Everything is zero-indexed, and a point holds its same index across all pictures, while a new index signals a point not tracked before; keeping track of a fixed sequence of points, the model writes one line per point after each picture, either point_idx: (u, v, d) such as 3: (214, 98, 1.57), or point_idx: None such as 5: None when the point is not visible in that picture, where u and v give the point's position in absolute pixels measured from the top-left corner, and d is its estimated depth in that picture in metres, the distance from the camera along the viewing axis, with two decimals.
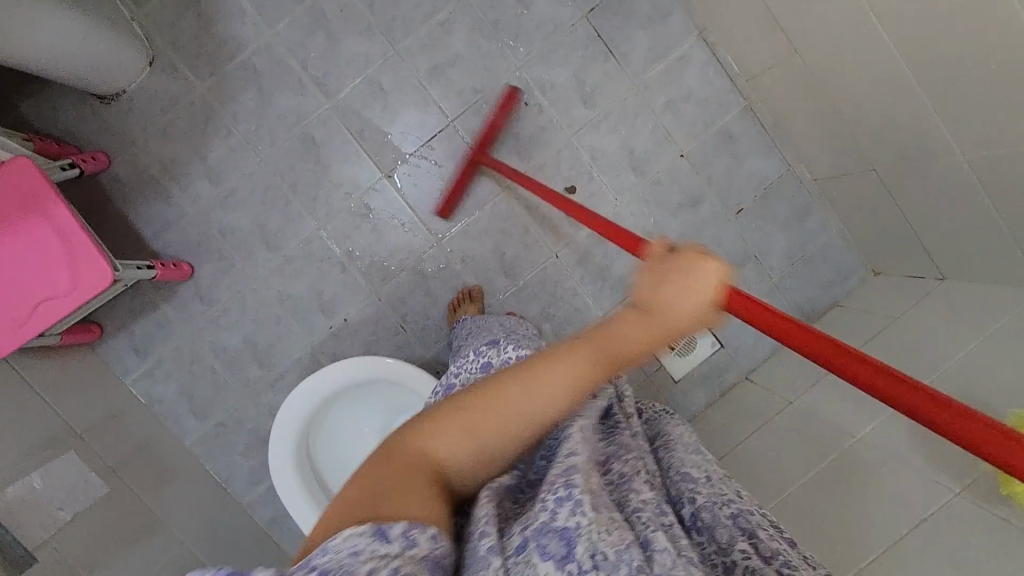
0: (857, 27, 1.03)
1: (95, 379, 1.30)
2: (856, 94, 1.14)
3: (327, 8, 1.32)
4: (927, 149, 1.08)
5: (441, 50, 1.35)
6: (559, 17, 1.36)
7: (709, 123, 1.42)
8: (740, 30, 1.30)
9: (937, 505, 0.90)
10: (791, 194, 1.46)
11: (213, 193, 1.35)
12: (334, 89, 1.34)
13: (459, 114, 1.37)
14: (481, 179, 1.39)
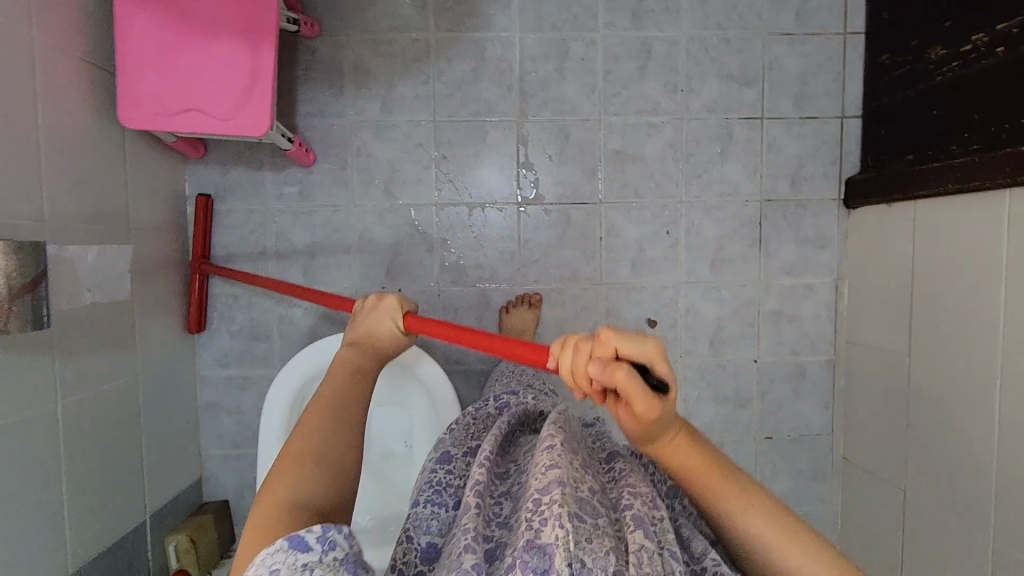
0: (979, 380, 1.09)
1: (169, 188, 1.30)
2: (937, 427, 1.19)
3: (573, 47, 1.39)
4: (968, 516, 1.12)
5: (635, 143, 1.41)
6: (741, 187, 1.43)
7: (796, 353, 1.47)
8: (876, 305, 1.37)
9: None
10: (819, 454, 1.50)
11: (377, 116, 1.38)
12: (531, 110, 1.40)
13: (611, 200, 1.42)
14: (589, 262, 1.43)
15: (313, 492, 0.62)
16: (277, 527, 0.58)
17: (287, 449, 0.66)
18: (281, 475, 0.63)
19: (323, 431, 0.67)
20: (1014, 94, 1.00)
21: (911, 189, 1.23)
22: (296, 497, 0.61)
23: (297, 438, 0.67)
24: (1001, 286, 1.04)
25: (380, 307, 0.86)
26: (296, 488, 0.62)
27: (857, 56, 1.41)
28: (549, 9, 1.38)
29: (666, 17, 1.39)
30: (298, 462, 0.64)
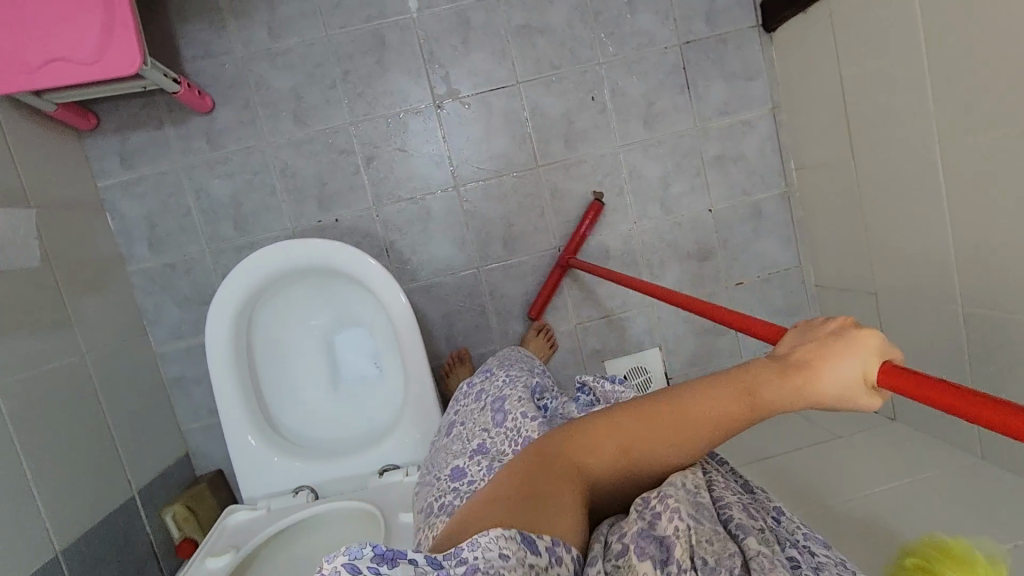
0: (917, 156, 1.07)
1: (69, 165, 1.24)
2: (889, 220, 1.18)
3: None
4: (930, 296, 1.12)
5: (538, 13, 1.36)
6: (656, 35, 1.39)
7: (747, 192, 1.45)
8: (813, 121, 1.34)
9: None
10: (790, 289, 1.50)
11: (266, 44, 1.31)
12: (425, 2, 1.33)
13: (528, 79, 1.37)
14: (521, 147, 1.39)
15: (566, 512, 0.54)
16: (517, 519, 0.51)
17: (571, 452, 0.59)
18: (535, 475, 0.57)
19: (608, 443, 0.59)
20: None
21: None
22: (533, 487, 0.56)
23: (585, 448, 0.59)
24: (920, 51, 1.01)
25: (816, 340, 0.53)
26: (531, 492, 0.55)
27: None
28: None
29: None
30: (544, 465, 0.58)
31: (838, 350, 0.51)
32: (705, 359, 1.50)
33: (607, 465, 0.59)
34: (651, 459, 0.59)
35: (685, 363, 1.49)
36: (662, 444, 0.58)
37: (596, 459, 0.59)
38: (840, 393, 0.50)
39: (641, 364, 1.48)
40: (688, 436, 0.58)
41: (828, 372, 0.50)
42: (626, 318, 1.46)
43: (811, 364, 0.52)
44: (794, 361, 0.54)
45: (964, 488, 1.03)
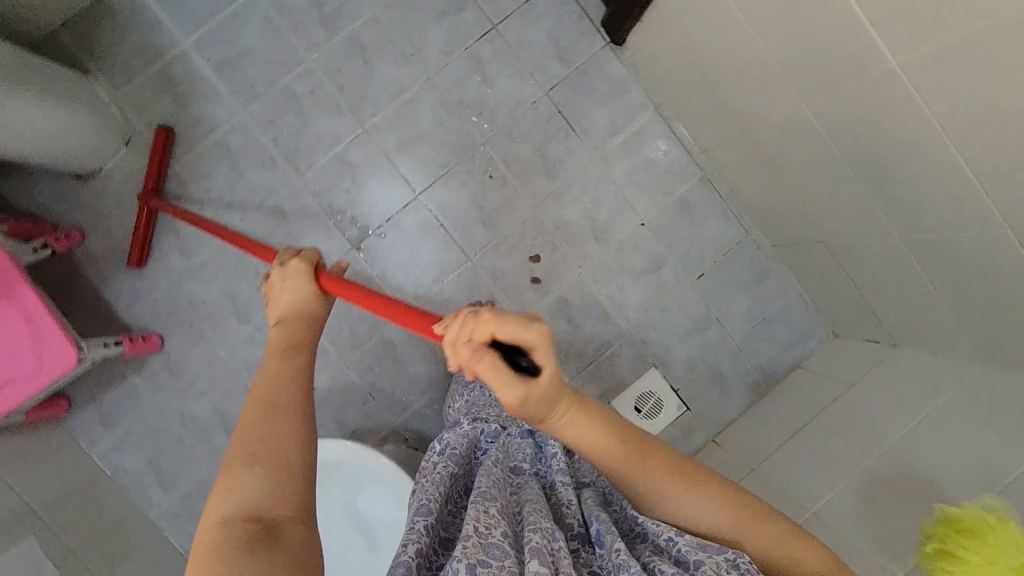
0: (791, 118, 1.10)
1: (61, 453, 1.30)
2: (800, 174, 1.20)
3: (298, 89, 1.38)
4: (868, 231, 1.14)
5: (408, 126, 1.41)
6: (520, 95, 1.43)
7: (669, 192, 1.48)
8: (694, 107, 1.37)
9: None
10: (750, 258, 1.51)
11: (184, 265, 1.38)
12: (305, 164, 1.39)
13: (426, 186, 1.42)
14: (447, 248, 1.44)
15: (254, 485, 0.56)
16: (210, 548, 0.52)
17: (250, 426, 0.60)
18: (237, 461, 0.58)
19: (283, 403, 0.62)
20: None
21: None
22: (248, 493, 0.56)
23: (261, 423, 0.60)
24: (749, 32, 1.05)
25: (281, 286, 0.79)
26: (247, 483, 0.56)
27: None
28: (253, 75, 1.37)
29: (353, 6, 1.37)
30: (262, 417, 0.60)
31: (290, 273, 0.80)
32: (701, 357, 1.51)
33: (280, 446, 0.59)
34: (274, 453, 0.58)
35: (685, 368, 1.50)
36: (279, 413, 0.61)
37: (251, 475, 0.56)
38: (303, 309, 0.77)
39: (646, 388, 1.49)
40: (258, 398, 0.62)
41: (289, 301, 0.77)
42: (612, 353, 1.48)
43: (471, 337, 0.59)
44: (284, 309, 0.77)
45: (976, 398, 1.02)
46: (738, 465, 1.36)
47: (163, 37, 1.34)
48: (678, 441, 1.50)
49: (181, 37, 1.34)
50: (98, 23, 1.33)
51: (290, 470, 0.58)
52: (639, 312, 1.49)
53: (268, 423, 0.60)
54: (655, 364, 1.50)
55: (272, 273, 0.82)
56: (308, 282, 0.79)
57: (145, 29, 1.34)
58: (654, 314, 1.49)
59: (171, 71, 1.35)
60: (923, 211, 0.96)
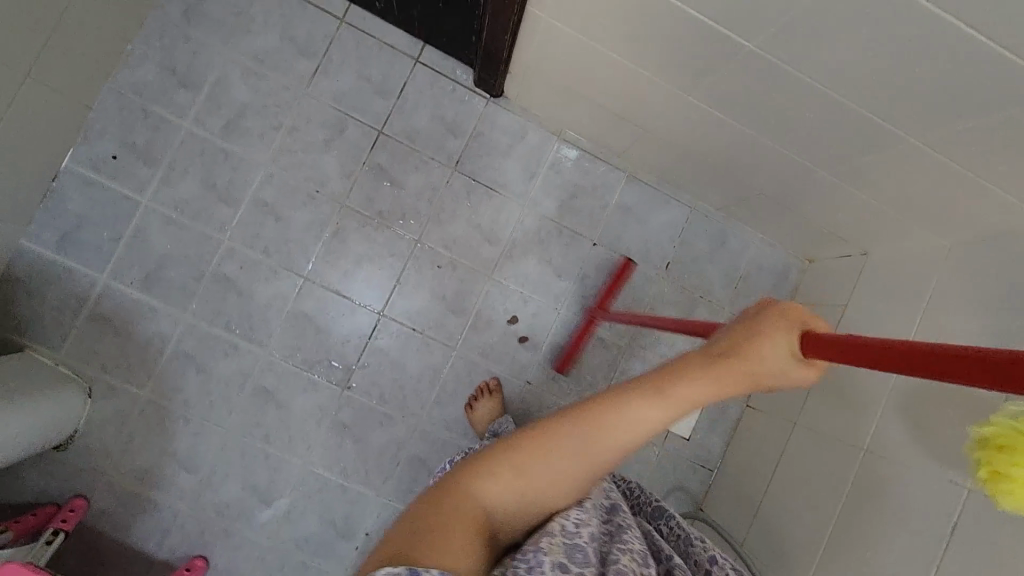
0: (683, 110, 1.15)
1: None
2: (714, 147, 1.24)
3: (227, 270, 1.37)
4: (795, 173, 1.18)
5: (343, 256, 1.41)
6: (432, 181, 1.45)
7: (605, 204, 1.50)
8: (592, 124, 1.40)
9: (961, 498, 0.93)
10: (703, 229, 1.54)
11: (195, 480, 1.36)
12: (265, 334, 1.39)
13: (385, 303, 1.43)
14: (431, 350, 1.44)
15: (501, 490, 0.68)
16: (429, 532, 0.62)
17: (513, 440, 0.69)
18: (481, 466, 0.68)
19: (590, 454, 0.67)
20: None
21: (499, 58, 1.27)
22: (486, 504, 0.67)
23: (546, 434, 0.67)
24: (613, 57, 1.09)
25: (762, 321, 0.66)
26: (485, 489, 0.67)
27: (367, 19, 1.41)
28: (179, 276, 1.36)
29: (244, 172, 1.38)
30: (547, 444, 0.67)
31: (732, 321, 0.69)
32: (703, 337, 1.53)
33: (470, 512, 0.65)
34: (468, 507, 0.66)
35: (693, 353, 1.53)
36: (501, 476, 0.68)
37: (456, 537, 0.62)
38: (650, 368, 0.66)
39: None
40: (479, 497, 0.66)
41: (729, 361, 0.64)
42: (622, 372, 1.50)
43: (786, 335, 0.64)
44: (711, 350, 0.66)
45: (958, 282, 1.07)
46: (780, 422, 1.39)
47: (79, 281, 1.33)
48: (716, 421, 1.53)
49: (97, 273, 1.33)
50: (12, 297, 1.31)
51: (510, 492, 0.68)
52: (628, 323, 1.51)
53: (497, 480, 0.68)
54: (665, 363, 1.52)
55: (770, 309, 0.66)
56: (793, 343, 0.65)
57: (59, 282, 1.32)
58: (642, 319, 1.52)
59: (101, 309, 1.33)
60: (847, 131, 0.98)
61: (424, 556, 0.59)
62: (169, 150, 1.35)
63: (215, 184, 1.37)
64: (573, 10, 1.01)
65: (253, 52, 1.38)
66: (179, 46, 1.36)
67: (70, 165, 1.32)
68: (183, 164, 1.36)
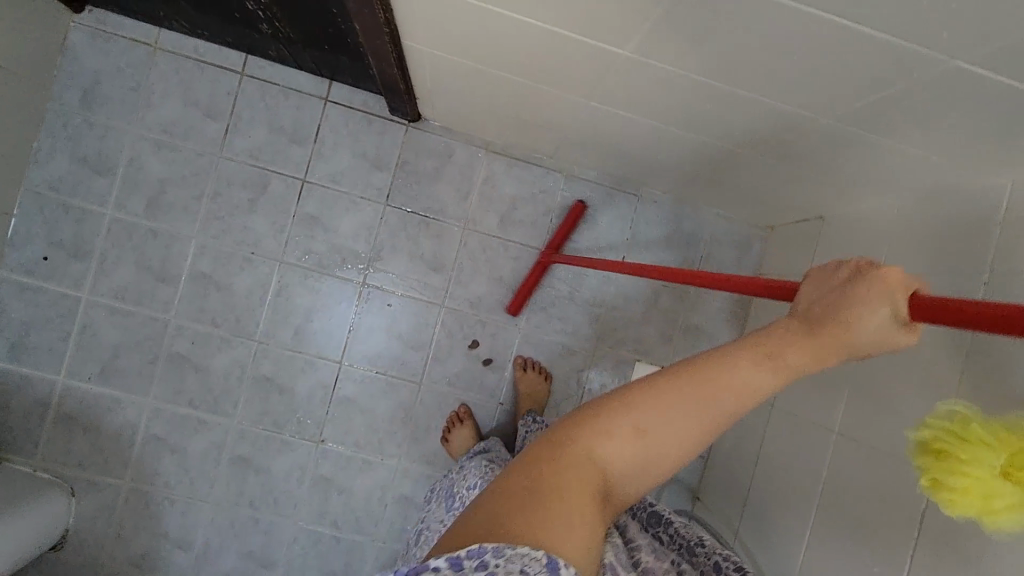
0: (591, 112, 1.09)
1: None
2: (636, 141, 1.17)
3: (180, 348, 1.37)
4: (724, 155, 1.11)
5: (292, 312, 1.40)
6: (366, 220, 1.41)
7: (548, 209, 1.45)
8: (514, 134, 1.34)
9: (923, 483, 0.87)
10: (655, 215, 1.48)
11: (191, 556, 1.39)
12: (229, 404, 1.38)
13: (343, 352, 1.41)
14: (397, 388, 1.43)
15: (624, 458, 0.55)
16: (539, 508, 0.51)
17: (666, 377, 0.56)
18: (599, 422, 0.56)
19: (711, 413, 0.54)
20: (311, 10, 0.99)
21: (398, 91, 1.21)
22: (602, 464, 0.55)
23: (683, 392, 0.54)
24: (500, 76, 1.03)
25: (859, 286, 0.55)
26: (595, 460, 0.55)
27: (268, 67, 1.36)
28: (134, 363, 1.36)
29: (176, 248, 1.36)
30: (670, 402, 0.54)
31: (878, 302, 0.53)
32: (671, 326, 1.49)
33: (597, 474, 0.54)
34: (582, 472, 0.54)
35: (664, 345, 1.49)
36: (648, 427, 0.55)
37: (663, 428, 0.54)
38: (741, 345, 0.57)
39: None
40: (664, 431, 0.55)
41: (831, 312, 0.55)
42: (595, 377, 1.47)
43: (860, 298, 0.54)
44: (818, 313, 0.55)
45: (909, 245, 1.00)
46: (758, 405, 1.35)
47: (39, 386, 1.34)
48: None
49: (54, 375, 1.34)
50: None
51: (656, 471, 0.56)
52: (591, 326, 1.48)
53: (688, 425, 0.54)
54: (637, 358, 1.49)
55: (869, 271, 0.54)
56: (898, 305, 0.53)
57: (19, 390, 1.33)
58: (606, 319, 1.48)
59: (65, 409, 1.34)
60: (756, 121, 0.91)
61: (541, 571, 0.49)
62: (98, 240, 1.34)
63: (150, 265, 1.35)
64: (444, 43, 0.95)
65: (160, 124, 1.35)
66: (85, 133, 1.33)
67: (4, 274, 1.32)
68: (115, 251, 1.34)
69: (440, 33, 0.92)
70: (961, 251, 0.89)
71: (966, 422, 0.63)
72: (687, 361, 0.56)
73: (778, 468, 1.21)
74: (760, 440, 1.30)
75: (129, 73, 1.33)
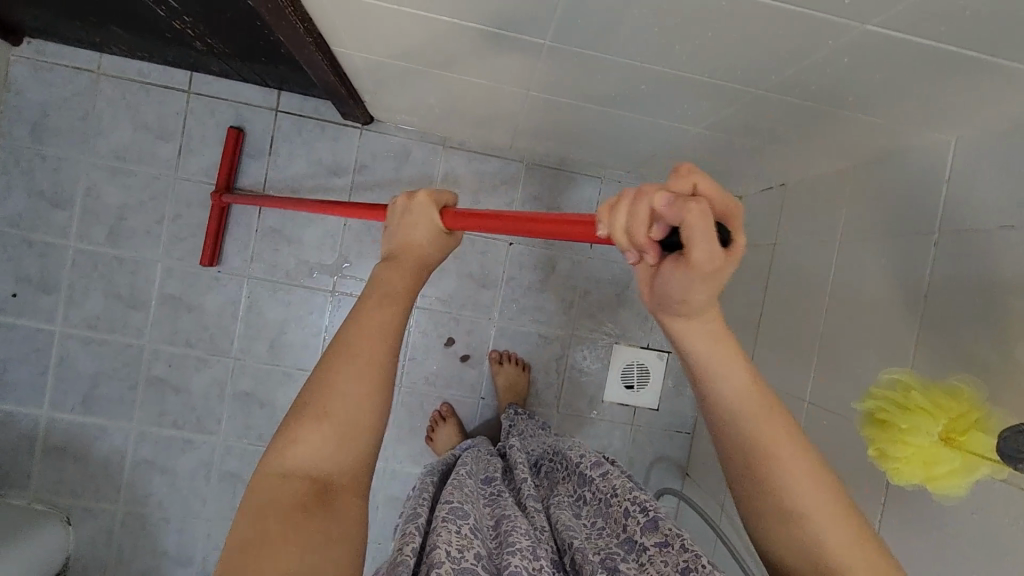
0: (535, 102, 1.07)
1: None
2: (586, 125, 1.16)
3: (158, 371, 1.38)
4: (674, 133, 1.09)
5: (265, 326, 1.40)
6: (329, 227, 1.40)
7: (512, 200, 1.44)
8: (468, 128, 1.33)
9: None
10: (621, 195, 1.46)
11: (192, 571, 1.42)
12: (213, 422, 1.40)
13: (320, 360, 1.42)
14: None
15: (315, 453, 0.53)
16: (249, 559, 0.48)
17: (328, 371, 0.56)
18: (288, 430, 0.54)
19: (377, 364, 0.56)
20: (238, 26, 0.98)
21: (343, 96, 1.20)
22: (300, 470, 0.53)
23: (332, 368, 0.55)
24: (437, 74, 1.01)
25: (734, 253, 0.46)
26: (301, 468, 0.53)
27: (214, 82, 1.35)
28: (114, 390, 1.37)
29: (143, 273, 1.36)
30: (342, 363, 0.56)
31: (684, 277, 0.48)
32: (647, 305, 1.48)
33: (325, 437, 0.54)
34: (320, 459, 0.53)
35: (641, 324, 1.48)
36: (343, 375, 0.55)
37: (343, 378, 0.55)
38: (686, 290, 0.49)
39: (623, 365, 1.49)
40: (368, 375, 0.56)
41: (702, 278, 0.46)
42: (573, 363, 1.47)
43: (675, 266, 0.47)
44: (673, 293, 0.50)
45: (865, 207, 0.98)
46: None
47: (23, 421, 1.35)
48: (680, 385, 1.50)
49: (37, 409, 1.35)
50: None
51: (362, 437, 0.55)
52: (566, 312, 1.47)
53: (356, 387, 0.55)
54: (615, 340, 1.48)
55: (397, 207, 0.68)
56: (432, 221, 0.67)
57: (4, 427, 1.35)
58: (580, 304, 1.47)
59: (52, 441, 1.36)
60: (692, 96, 0.89)
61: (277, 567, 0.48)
62: (64, 272, 1.34)
63: (119, 293, 1.36)
64: (372, 47, 0.93)
65: (112, 150, 1.34)
66: (39, 167, 1.33)
67: None
68: (82, 282, 1.35)
69: (365, 39, 0.90)
70: (916, 211, 0.88)
71: (906, 390, 0.63)
72: (330, 347, 0.57)
73: None
74: None
75: (74, 102, 1.32)
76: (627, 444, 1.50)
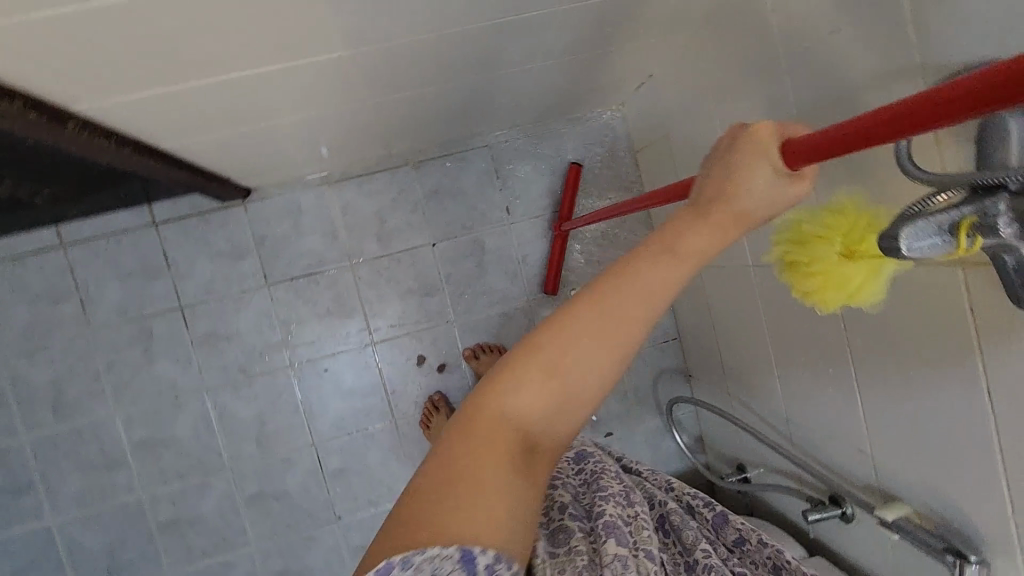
0: (378, 108, 1.05)
1: None
2: (441, 107, 1.14)
3: (165, 514, 1.37)
4: (521, 77, 1.08)
5: (244, 426, 1.39)
6: (259, 309, 1.38)
7: (416, 205, 1.43)
8: (340, 159, 1.31)
9: None
10: (513, 153, 1.46)
11: None
12: (239, 534, 1.39)
13: (311, 433, 1.41)
14: (377, 436, 1.44)
15: (532, 406, 0.48)
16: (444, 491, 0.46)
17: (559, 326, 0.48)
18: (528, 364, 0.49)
19: (628, 331, 0.46)
20: (59, 168, 0.94)
21: (202, 184, 1.17)
22: (509, 419, 0.48)
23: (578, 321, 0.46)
24: (270, 125, 0.98)
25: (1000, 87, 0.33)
26: (509, 419, 0.48)
27: (82, 226, 1.31)
28: (133, 549, 1.36)
29: (105, 432, 1.34)
30: (571, 331, 0.47)
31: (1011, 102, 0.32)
32: (583, 241, 1.49)
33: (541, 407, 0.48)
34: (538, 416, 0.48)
35: (587, 261, 1.49)
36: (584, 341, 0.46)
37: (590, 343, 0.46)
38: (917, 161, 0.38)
39: None
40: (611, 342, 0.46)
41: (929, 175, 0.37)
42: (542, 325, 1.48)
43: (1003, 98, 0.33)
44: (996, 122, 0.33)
45: (720, 66, 0.99)
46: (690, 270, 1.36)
47: None
48: None
49: None
50: None
51: (578, 409, 0.48)
52: (514, 283, 1.47)
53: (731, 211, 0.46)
54: (570, 287, 1.49)
55: (721, 151, 0.47)
56: (773, 160, 0.47)
57: None
58: (523, 269, 1.48)
59: None
60: (508, 37, 0.87)
61: (456, 518, 0.46)
62: (31, 467, 1.32)
63: (92, 461, 1.33)
64: (191, 129, 0.90)
65: (18, 333, 1.30)
66: None
67: None
68: (53, 467, 1.32)
69: (177, 125, 0.87)
70: (759, 47, 0.88)
71: (800, 226, 0.63)
72: (585, 289, 0.48)
73: (728, 320, 1.23)
74: (706, 301, 1.32)
75: None
76: (625, 374, 1.52)
